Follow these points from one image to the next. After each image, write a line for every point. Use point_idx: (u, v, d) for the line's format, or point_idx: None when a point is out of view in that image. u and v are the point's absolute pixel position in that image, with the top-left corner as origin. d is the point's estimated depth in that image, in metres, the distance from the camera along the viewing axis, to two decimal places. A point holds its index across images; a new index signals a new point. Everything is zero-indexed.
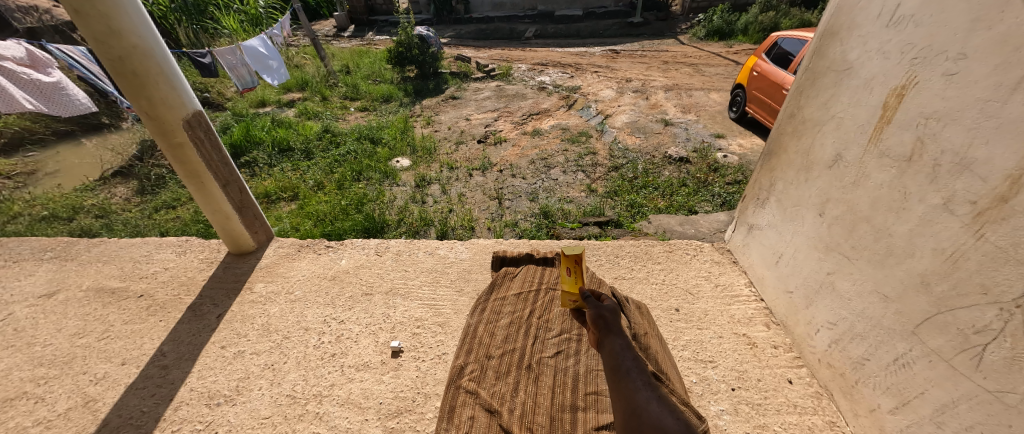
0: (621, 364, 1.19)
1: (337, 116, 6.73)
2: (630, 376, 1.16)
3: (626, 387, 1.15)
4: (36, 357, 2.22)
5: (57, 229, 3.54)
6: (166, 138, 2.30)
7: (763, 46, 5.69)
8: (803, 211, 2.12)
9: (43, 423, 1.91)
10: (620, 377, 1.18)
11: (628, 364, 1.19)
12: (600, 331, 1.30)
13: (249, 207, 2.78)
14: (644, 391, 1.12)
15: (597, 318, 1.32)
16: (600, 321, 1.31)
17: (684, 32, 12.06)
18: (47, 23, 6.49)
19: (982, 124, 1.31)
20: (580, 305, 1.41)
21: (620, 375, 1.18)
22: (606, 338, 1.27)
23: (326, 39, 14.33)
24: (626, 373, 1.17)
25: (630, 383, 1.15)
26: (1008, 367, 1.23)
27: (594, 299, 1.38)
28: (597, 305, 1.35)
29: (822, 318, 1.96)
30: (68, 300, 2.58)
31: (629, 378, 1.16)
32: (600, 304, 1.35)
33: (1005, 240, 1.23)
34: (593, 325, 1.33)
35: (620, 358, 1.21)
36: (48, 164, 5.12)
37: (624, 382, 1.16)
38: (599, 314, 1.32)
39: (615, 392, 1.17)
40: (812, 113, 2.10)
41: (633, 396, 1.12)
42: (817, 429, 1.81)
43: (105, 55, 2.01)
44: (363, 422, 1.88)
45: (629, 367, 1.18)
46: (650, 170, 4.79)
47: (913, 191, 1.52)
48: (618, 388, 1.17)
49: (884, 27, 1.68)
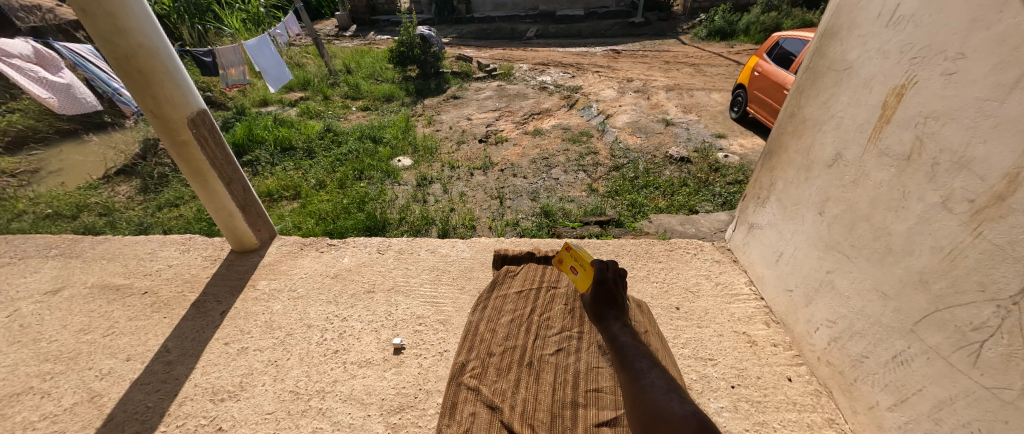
0: (623, 346, 1.30)
1: (339, 115, 6.75)
2: (633, 355, 1.26)
3: (630, 368, 1.24)
4: (41, 353, 2.25)
5: (62, 227, 3.56)
6: (171, 136, 2.32)
7: (764, 46, 5.71)
8: (802, 210, 2.14)
9: (49, 418, 1.92)
10: (625, 356, 1.28)
11: (628, 345, 1.30)
12: (602, 315, 1.44)
13: (252, 205, 2.80)
14: (649, 371, 1.20)
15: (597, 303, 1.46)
16: (597, 310, 1.45)
17: (685, 32, 12.08)
18: (51, 23, 6.52)
19: (981, 123, 1.32)
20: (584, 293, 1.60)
21: (624, 354, 1.28)
22: (607, 324, 1.40)
23: (328, 39, 14.34)
24: (629, 354, 1.27)
25: (635, 362, 1.24)
26: (1005, 363, 1.24)
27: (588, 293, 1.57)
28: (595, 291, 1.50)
29: (821, 317, 1.97)
30: (73, 297, 2.61)
31: (632, 360, 1.25)
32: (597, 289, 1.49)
33: (1003, 238, 1.24)
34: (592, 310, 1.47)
35: (623, 341, 1.32)
36: (51, 163, 5.16)
37: (629, 362, 1.25)
38: (597, 304, 1.46)
39: (621, 373, 1.26)
40: (812, 112, 2.11)
41: (638, 377, 1.20)
42: (816, 427, 1.82)
43: (111, 54, 2.03)
44: (366, 417, 1.90)
45: (631, 349, 1.28)
46: (652, 170, 4.80)
47: (913, 189, 1.53)
48: (623, 368, 1.26)
49: (884, 26, 1.69)
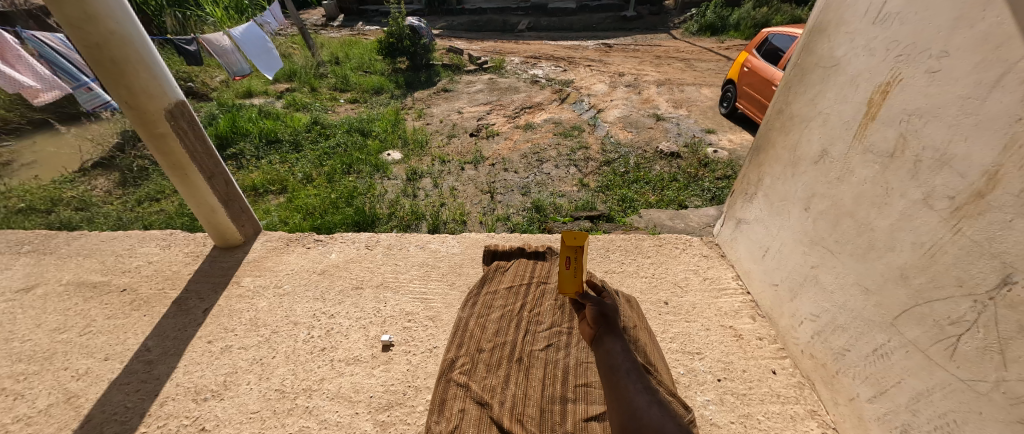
0: (619, 364, 1.22)
1: (326, 108, 6.61)
2: (630, 378, 1.19)
3: (625, 389, 1.17)
4: (13, 353, 2.17)
5: (36, 223, 3.44)
6: (148, 128, 2.24)
7: (754, 42, 5.75)
8: (789, 206, 2.15)
9: (23, 420, 1.87)
10: (618, 377, 1.20)
11: (626, 365, 1.22)
12: (600, 327, 1.32)
13: (235, 201, 2.73)
14: (644, 394, 1.14)
15: (597, 314, 1.35)
16: (596, 320, 1.33)
17: (677, 27, 12.10)
18: (20, 8, 6.21)
19: (962, 121, 1.33)
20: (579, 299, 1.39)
21: (618, 375, 1.21)
22: (604, 336, 1.30)
23: (315, 28, 14.06)
24: (625, 374, 1.20)
25: (630, 383, 1.17)
26: (980, 356, 1.26)
27: (596, 296, 1.38)
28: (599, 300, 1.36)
29: (805, 311, 2.00)
30: (47, 295, 2.53)
31: (629, 378, 1.18)
32: (602, 302, 1.36)
33: (982, 234, 1.26)
34: (595, 319, 1.35)
35: (618, 358, 1.24)
36: (25, 155, 4.98)
37: (621, 384, 1.18)
38: (597, 314, 1.34)
39: (610, 394, 1.19)
40: (799, 109, 2.12)
41: (634, 398, 1.13)
42: (798, 418, 1.86)
43: (80, 41, 1.94)
44: (354, 415, 1.88)
45: (629, 368, 1.21)
46: (642, 165, 4.81)
47: (895, 186, 1.55)
48: (614, 390, 1.19)
49: (871, 24, 1.70)
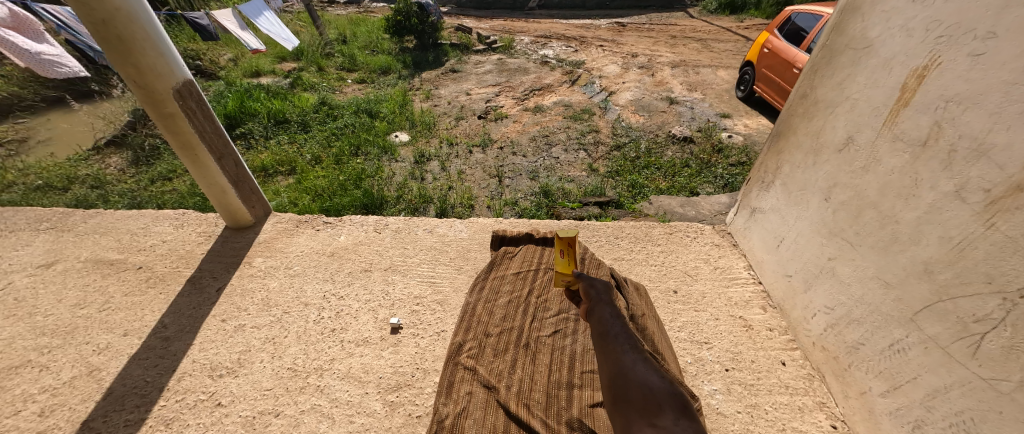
0: (609, 329, 1.21)
1: (334, 88, 6.56)
2: (618, 340, 1.17)
3: (612, 350, 1.16)
4: (37, 326, 2.23)
5: (54, 199, 3.49)
6: (157, 108, 2.23)
7: (775, 21, 5.52)
8: (808, 195, 2.09)
9: (48, 391, 1.93)
10: (607, 340, 1.18)
11: (616, 329, 1.20)
12: (592, 298, 1.32)
13: (245, 181, 2.74)
14: (631, 354, 1.13)
15: (589, 288, 1.35)
16: (591, 293, 1.33)
17: (693, 5, 11.69)
18: None
19: (1005, 109, 1.25)
20: (573, 285, 1.40)
21: (607, 339, 1.19)
22: (596, 306, 1.29)
23: (322, 6, 13.87)
24: (614, 337, 1.18)
25: (619, 346, 1.16)
26: (1005, 356, 1.22)
27: (587, 275, 1.40)
28: (590, 279, 1.36)
29: (820, 303, 1.96)
30: (67, 271, 2.58)
31: (616, 342, 1.17)
32: (593, 279, 1.37)
33: (1017, 230, 1.20)
34: (586, 295, 1.34)
35: (609, 324, 1.23)
36: (39, 131, 5.02)
37: (610, 346, 1.17)
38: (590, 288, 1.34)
39: (600, 356, 1.17)
40: (825, 94, 2.04)
41: (620, 358, 1.12)
42: (806, 410, 1.85)
43: (86, 17, 1.91)
44: (363, 395, 1.91)
45: (617, 332, 1.19)
46: (653, 150, 4.71)
47: (925, 177, 1.49)
48: (604, 352, 1.17)
49: (911, 2, 1.60)
